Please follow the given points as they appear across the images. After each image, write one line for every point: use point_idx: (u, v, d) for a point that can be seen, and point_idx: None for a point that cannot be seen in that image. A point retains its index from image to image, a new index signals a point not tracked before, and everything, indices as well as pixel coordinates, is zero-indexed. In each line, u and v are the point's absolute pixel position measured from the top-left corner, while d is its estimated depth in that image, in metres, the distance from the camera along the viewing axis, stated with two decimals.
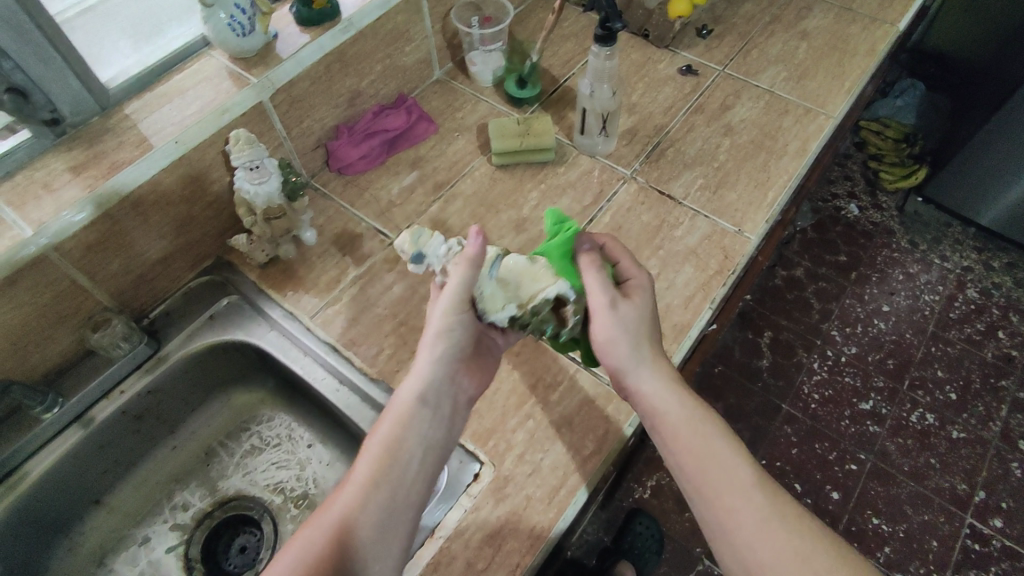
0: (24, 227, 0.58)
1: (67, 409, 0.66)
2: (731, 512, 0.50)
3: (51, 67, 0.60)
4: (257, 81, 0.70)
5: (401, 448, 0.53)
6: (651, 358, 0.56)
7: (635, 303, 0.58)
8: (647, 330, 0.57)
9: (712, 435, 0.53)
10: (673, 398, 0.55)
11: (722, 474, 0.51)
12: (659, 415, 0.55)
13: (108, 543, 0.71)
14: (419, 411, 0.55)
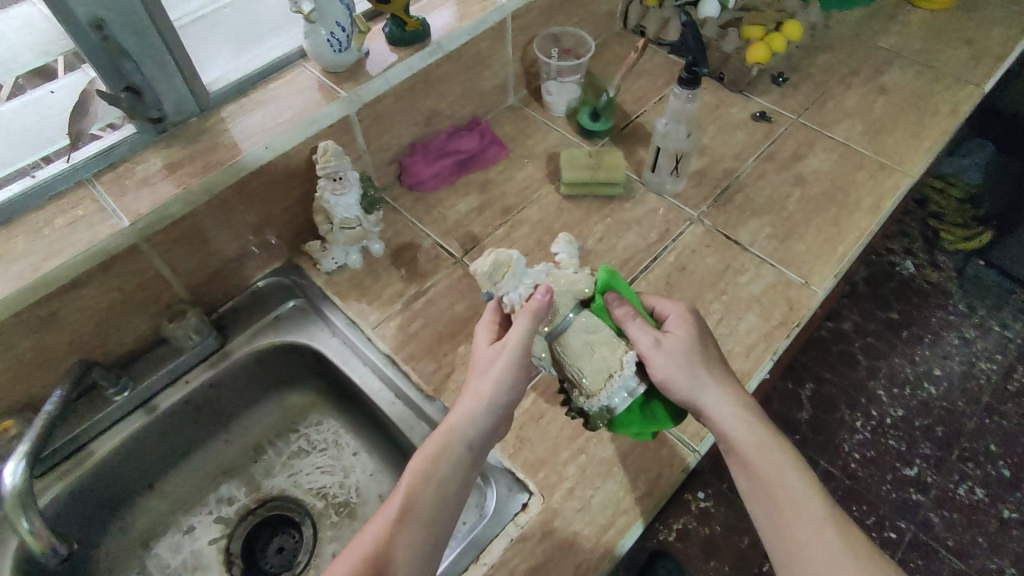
0: (122, 217, 0.61)
1: (136, 394, 0.69)
2: (800, 541, 0.52)
3: (164, 71, 0.64)
4: (347, 95, 0.72)
5: (431, 488, 0.53)
6: (714, 383, 0.58)
7: (677, 337, 0.59)
8: (700, 357, 0.59)
9: (794, 475, 0.55)
10: (772, 454, 0.56)
11: (823, 555, 0.51)
12: (753, 464, 0.55)
13: (155, 528, 0.72)
14: (453, 450, 0.54)
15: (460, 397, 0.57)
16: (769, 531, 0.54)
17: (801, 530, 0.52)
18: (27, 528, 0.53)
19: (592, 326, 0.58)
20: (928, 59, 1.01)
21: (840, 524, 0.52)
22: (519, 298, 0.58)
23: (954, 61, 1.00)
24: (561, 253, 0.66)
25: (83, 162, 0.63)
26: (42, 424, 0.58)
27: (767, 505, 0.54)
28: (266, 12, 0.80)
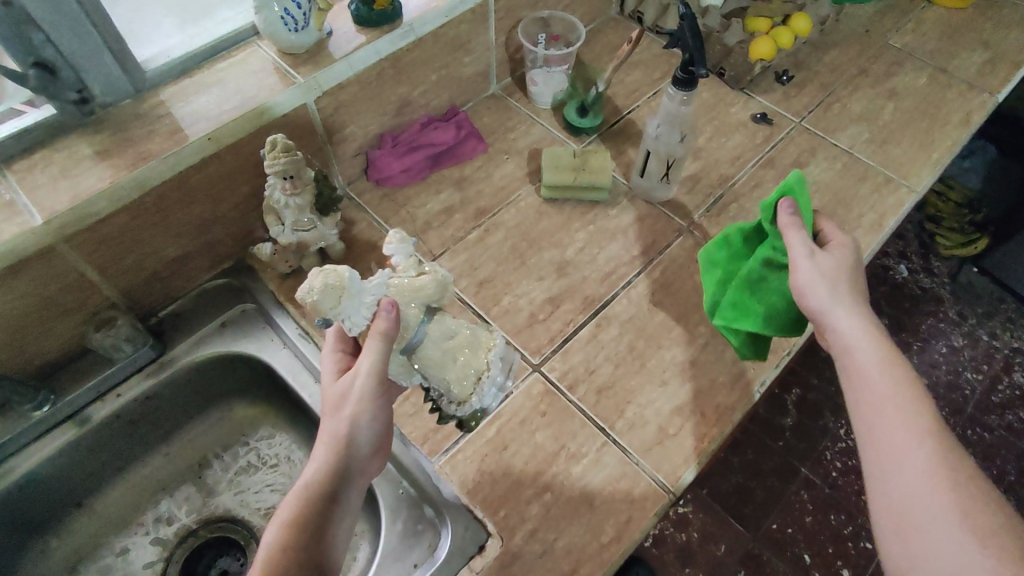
0: (35, 214, 0.54)
1: (60, 408, 0.62)
2: (896, 451, 0.46)
3: (87, 45, 0.56)
4: (304, 81, 0.64)
5: (293, 557, 0.43)
6: (857, 305, 0.53)
7: (834, 257, 0.56)
8: (851, 281, 0.55)
9: (905, 390, 0.48)
10: (902, 408, 0.47)
11: (918, 467, 0.45)
12: (864, 380, 0.50)
13: (84, 550, 0.67)
14: (315, 507, 0.45)
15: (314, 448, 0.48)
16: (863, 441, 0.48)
17: (895, 438, 0.46)
18: None
19: (448, 331, 0.51)
20: (941, 62, 0.94)
21: (941, 440, 0.46)
22: (362, 321, 0.48)
23: (969, 65, 0.93)
24: (394, 254, 0.52)
25: None
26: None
27: (870, 440, 0.48)
28: None
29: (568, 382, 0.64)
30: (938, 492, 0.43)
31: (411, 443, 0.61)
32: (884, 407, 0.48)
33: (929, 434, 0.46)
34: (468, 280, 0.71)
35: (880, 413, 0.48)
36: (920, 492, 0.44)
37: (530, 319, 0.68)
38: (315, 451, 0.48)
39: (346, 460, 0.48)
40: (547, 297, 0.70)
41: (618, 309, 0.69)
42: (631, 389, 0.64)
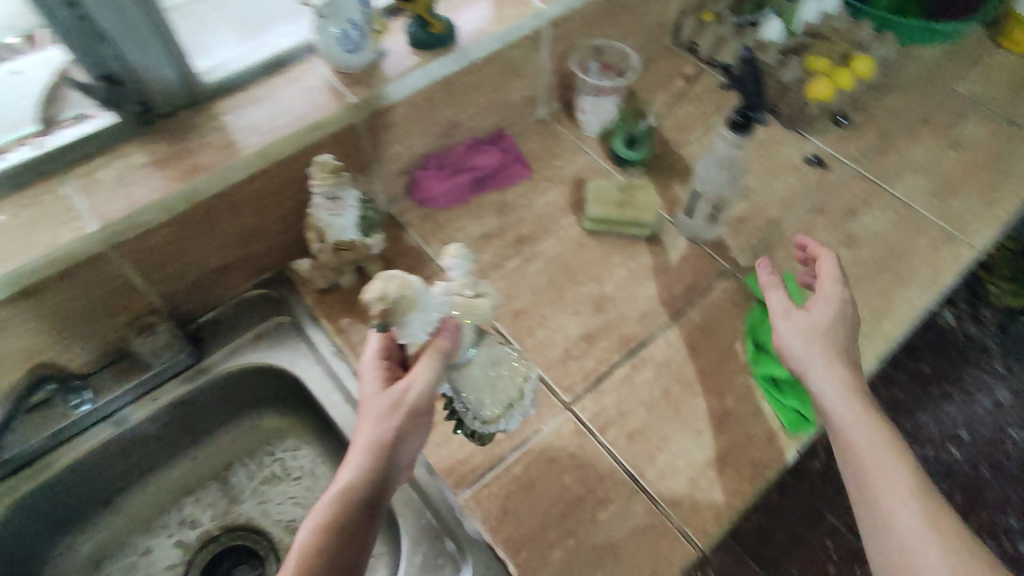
0: (90, 221, 0.55)
1: (97, 409, 0.64)
2: (889, 512, 0.49)
3: (152, 59, 0.57)
4: (356, 101, 0.65)
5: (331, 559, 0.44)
6: (834, 364, 0.57)
7: (816, 312, 0.60)
8: (829, 338, 0.59)
9: (890, 449, 0.52)
10: (903, 482, 0.50)
11: (908, 527, 0.48)
12: (851, 443, 0.53)
13: (110, 547, 0.68)
14: (354, 512, 0.46)
15: (354, 451, 0.49)
16: (858, 502, 0.52)
17: (888, 495, 0.50)
18: None
19: (494, 357, 0.52)
20: (1009, 113, 0.90)
21: (926, 497, 0.50)
22: (424, 336, 0.46)
23: None
24: (453, 267, 0.49)
25: (53, 151, 0.57)
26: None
27: (863, 499, 0.51)
28: None
29: (598, 423, 0.63)
30: (933, 551, 0.47)
31: (437, 473, 0.60)
32: (887, 483, 0.50)
33: (915, 495, 0.50)
34: (503, 309, 0.70)
35: (884, 489, 0.50)
36: (914, 553, 0.47)
37: (563, 355, 0.67)
38: (356, 454, 0.49)
39: (382, 467, 0.48)
40: (582, 333, 0.69)
41: (654, 351, 0.68)
42: (663, 436, 0.63)
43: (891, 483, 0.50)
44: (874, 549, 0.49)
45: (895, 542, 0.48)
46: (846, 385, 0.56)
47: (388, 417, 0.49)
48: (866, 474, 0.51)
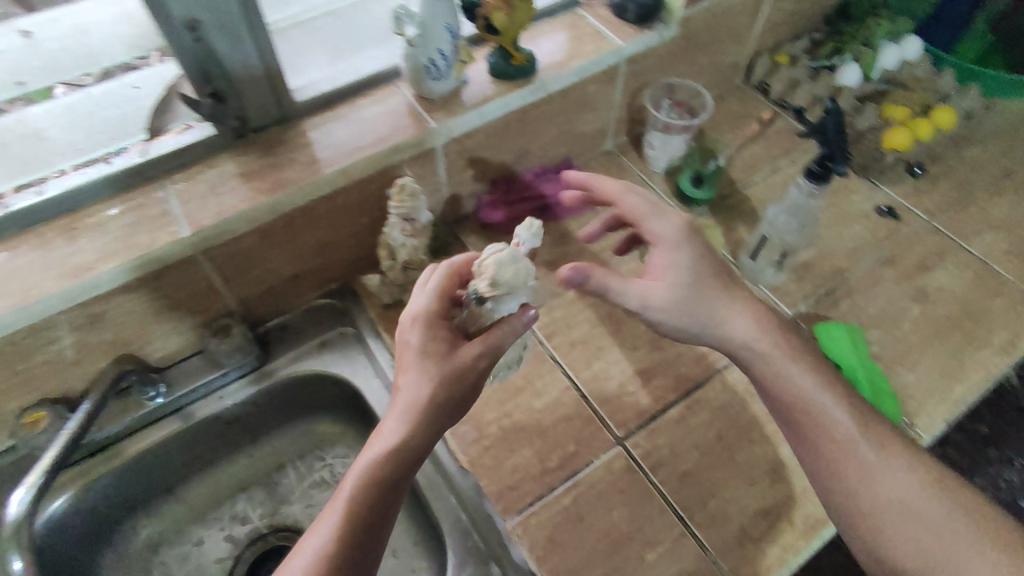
0: (184, 226, 0.58)
1: (170, 402, 0.68)
2: (847, 497, 0.55)
3: (254, 79, 0.61)
4: (437, 127, 0.67)
5: (377, 505, 0.48)
6: (729, 302, 0.60)
7: (658, 283, 0.60)
8: (709, 281, 0.60)
9: (841, 432, 0.57)
10: (848, 424, 0.57)
11: (864, 510, 0.55)
12: (805, 436, 0.58)
13: (167, 533, 0.71)
14: (398, 463, 0.49)
15: (403, 405, 0.51)
16: (820, 488, 0.57)
17: (849, 484, 0.55)
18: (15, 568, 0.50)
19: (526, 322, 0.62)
20: None
21: (876, 475, 0.55)
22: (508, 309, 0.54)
23: None
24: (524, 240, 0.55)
25: (156, 159, 0.61)
26: (67, 439, 0.55)
27: (827, 487, 0.57)
28: (370, 18, 0.75)
29: (650, 462, 0.63)
30: (881, 528, 0.54)
31: (486, 497, 0.61)
32: (838, 433, 0.56)
33: (866, 479, 0.55)
34: (561, 338, 0.71)
35: (844, 482, 0.56)
36: (870, 531, 0.54)
37: (618, 390, 0.68)
38: (404, 410, 0.50)
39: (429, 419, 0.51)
40: (639, 370, 0.69)
41: (710, 394, 0.68)
42: (716, 482, 0.62)
43: (839, 436, 0.56)
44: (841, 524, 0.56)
45: (862, 530, 0.55)
46: (751, 336, 0.60)
47: (441, 381, 0.51)
48: (816, 434, 0.57)
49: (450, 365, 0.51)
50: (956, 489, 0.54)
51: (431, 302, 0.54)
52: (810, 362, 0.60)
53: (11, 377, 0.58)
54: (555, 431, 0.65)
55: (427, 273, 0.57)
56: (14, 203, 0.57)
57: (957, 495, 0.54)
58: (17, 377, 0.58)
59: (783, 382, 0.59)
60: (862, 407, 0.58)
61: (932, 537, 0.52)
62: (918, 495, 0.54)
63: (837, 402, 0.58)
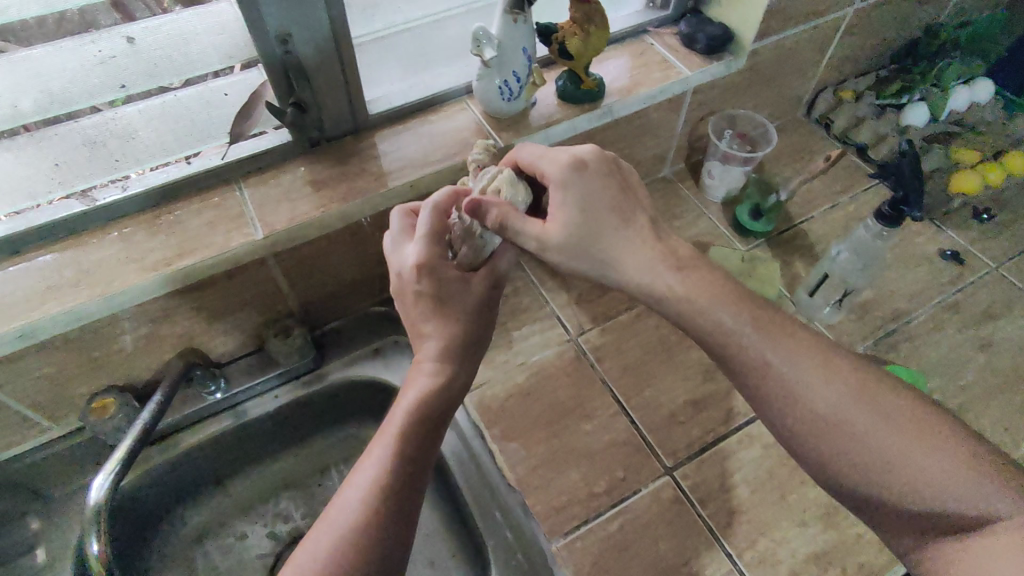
0: (258, 229, 0.60)
1: (227, 397, 0.69)
2: (819, 448, 0.49)
3: (334, 90, 0.63)
4: (504, 146, 0.68)
5: (423, 438, 0.51)
6: (625, 240, 0.54)
7: (551, 224, 0.54)
8: (596, 218, 0.53)
9: (793, 368, 0.50)
10: (754, 332, 0.51)
11: (838, 459, 0.48)
12: (761, 390, 0.51)
13: (212, 525, 0.73)
14: (443, 391, 0.53)
15: (439, 344, 0.55)
16: (790, 440, 0.50)
17: (813, 433, 0.48)
18: (97, 555, 0.51)
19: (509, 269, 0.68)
20: None
21: (843, 418, 0.48)
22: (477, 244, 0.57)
23: None
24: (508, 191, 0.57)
25: (235, 161, 0.63)
26: (140, 429, 0.57)
27: (792, 436, 0.50)
28: (447, 26, 0.71)
29: (698, 494, 0.63)
30: (863, 471, 0.47)
31: (533, 516, 0.61)
32: (749, 352, 0.50)
33: (833, 422, 0.48)
34: (612, 362, 0.71)
35: (805, 429, 0.49)
36: (846, 476, 0.48)
37: (669, 419, 0.67)
38: (439, 349, 0.55)
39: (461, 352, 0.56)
40: (690, 400, 0.69)
41: (763, 430, 0.67)
42: (765, 520, 0.61)
43: (751, 354, 0.51)
44: (822, 477, 0.50)
45: (836, 473, 0.48)
46: (653, 270, 0.53)
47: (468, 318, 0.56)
48: (740, 357, 0.51)
49: (473, 301, 0.57)
50: (875, 384, 0.49)
51: (428, 248, 0.55)
52: (716, 284, 0.53)
53: (85, 363, 0.60)
54: (604, 455, 0.65)
55: (404, 219, 0.58)
56: (102, 197, 0.60)
57: (853, 385, 0.49)
58: (90, 362, 0.60)
59: (697, 313, 0.52)
60: (732, 298, 0.52)
61: (870, 443, 0.47)
62: (832, 399, 0.49)
63: (731, 307, 0.52)
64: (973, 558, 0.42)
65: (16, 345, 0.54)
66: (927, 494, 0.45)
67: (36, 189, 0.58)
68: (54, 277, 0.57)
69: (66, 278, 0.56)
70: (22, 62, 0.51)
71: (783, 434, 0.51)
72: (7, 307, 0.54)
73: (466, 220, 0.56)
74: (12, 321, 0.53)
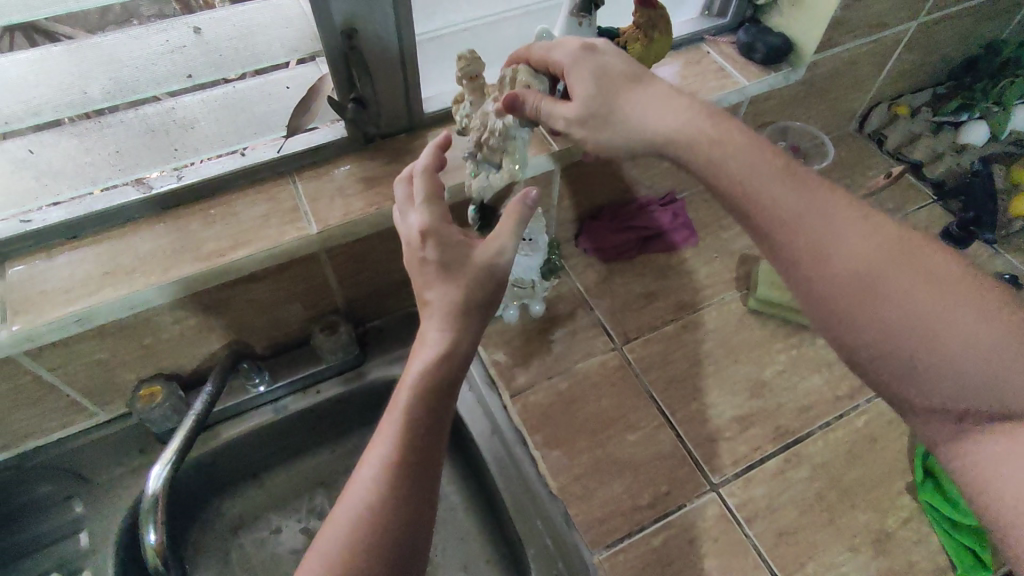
0: (312, 223, 0.60)
1: (270, 392, 0.69)
2: (848, 311, 0.45)
3: (393, 87, 0.62)
4: (559, 150, 0.67)
5: (426, 430, 0.45)
6: (652, 97, 0.52)
7: (576, 95, 0.53)
8: (618, 83, 0.52)
9: (818, 219, 0.46)
10: (786, 193, 0.47)
11: (867, 321, 0.45)
12: (783, 242, 0.47)
13: (247, 517, 0.73)
14: (446, 373, 0.46)
15: (440, 314, 0.46)
16: (814, 307, 0.47)
17: (840, 290, 0.45)
18: (153, 544, 0.51)
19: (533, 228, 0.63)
20: None
21: (875, 272, 0.44)
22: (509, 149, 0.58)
23: None
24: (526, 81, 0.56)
25: (289, 156, 0.63)
26: (190, 429, 0.57)
27: (818, 298, 0.46)
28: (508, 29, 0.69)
29: (745, 513, 0.61)
30: (893, 332, 0.44)
31: (575, 527, 0.61)
32: (779, 210, 0.47)
33: (862, 275, 0.44)
34: (657, 373, 0.70)
35: (830, 287, 0.45)
36: (876, 342, 0.45)
37: (715, 434, 0.66)
38: (440, 321, 0.46)
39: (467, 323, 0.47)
40: (736, 416, 0.68)
41: (811, 451, 0.65)
42: (815, 543, 0.60)
43: (783, 219, 0.46)
44: (849, 345, 0.46)
45: (865, 340, 0.45)
46: (682, 120, 0.50)
47: (474, 285, 0.47)
48: (760, 210, 0.47)
49: (480, 267, 0.47)
50: (914, 244, 0.45)
51: (432, 211, 0.49)
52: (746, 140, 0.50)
53: (137, 349, 0.60)
54: (648, 468, 0.64)
55: (403, 188, 0.52)
56: (157, 185, 0.60)
57: (893, 248, 0.45)
58: (141, 349, 0.60)
59: (723, 161, 0.49)
60: (768, 163, 0.48)
61: (912, 311, 0.43)
62: (869, 261, 0.45)
63: (765, 176, 0.47)
64: (1008, 457, 0.43)
65: (74, 329, 0.55)
66: (971, 370, 0.43)
67: (96, 175, 0.58)
68: (112, 263, 0.57)
69: (123, 265, 0.56)
70: (90, 49, 0.52)
71: (807, 299, 0.47)
72: (67, 291, 0.55)
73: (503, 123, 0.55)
74: (72, 305, 0.54)
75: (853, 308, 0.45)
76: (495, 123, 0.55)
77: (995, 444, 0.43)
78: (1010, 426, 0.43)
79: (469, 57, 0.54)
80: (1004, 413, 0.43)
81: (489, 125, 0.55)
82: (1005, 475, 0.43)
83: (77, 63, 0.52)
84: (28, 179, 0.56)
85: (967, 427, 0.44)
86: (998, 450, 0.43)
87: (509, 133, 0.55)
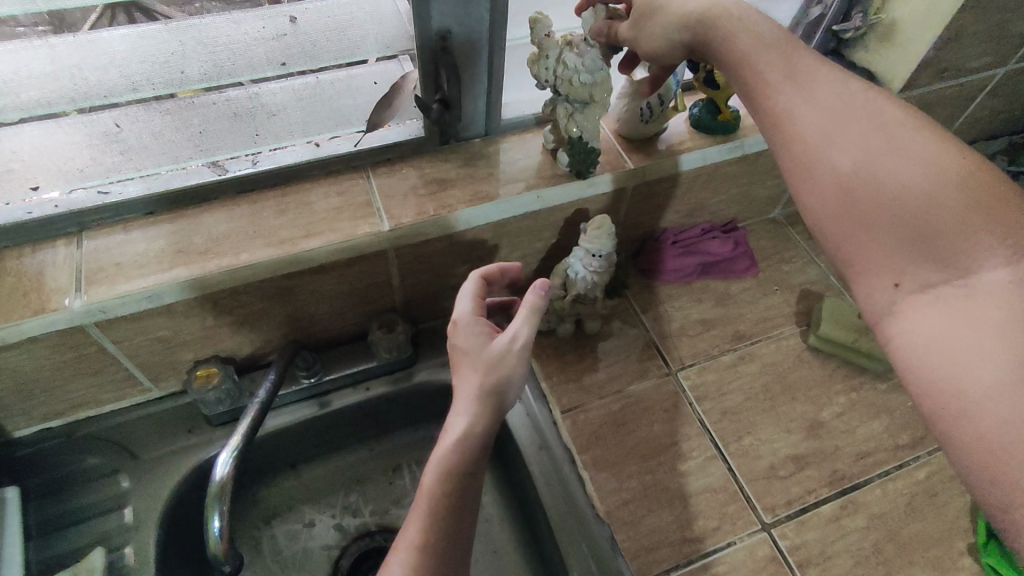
0: (384, 220, 0.60)
1: (318, 386, 0.69)
2: (805, 162, 0.46)
3: (476, 93, 0.62)
4: (634, 168, 0.67)
5: (453, 508, 0.44)
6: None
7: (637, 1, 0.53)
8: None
9: (794, 78, 0.47)
10: (771, 56, 0.48)
11: (822, 171, 0.45)
12: (758, 98, 0.48)
13: (281, 508, 0.72)
14: (474, 456, 0.45)
15: (465, 398, 0.46)
16: (778, 158, 0.48)
17: (799, 142, 0.46)
18: (216, 530, 0.50)
19: (596, 229, 0.60)
20: None
21: (839, 125, 0.45)
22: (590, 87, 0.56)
23: None
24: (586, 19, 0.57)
25: (366, 150, 0.63)
26: (254, 417, 0.57)
27: (787, 147, 0.47)
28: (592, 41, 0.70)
29: (798, 557, 0.59)
30: (841, 181, 0.44)
31: (622, 553, 0.59)
32: (762, 68, 0.48)
33: (827, 127, 0.45)
34: (712, 403, 0.69)
35: (799, 140, 0.46)
36: (827, 190, 0.44)
37: (769, 471, 0.64)
38: (467, 403, 0.46)
39: (494, 406, 0.46)
40: (792, 455, 0.66)
41: (868, 499, 0.63)
42: None
43: (762, 77, 0.48)
44: (804, 197, 0.46)
45: (816, 191, 0.45)
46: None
47: (492, 370, 0.46)
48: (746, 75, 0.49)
49: (494, 355, 0.46)
50: (887, 104, 0.45)
51: (468, 305, 0.51)
52: (772, 31, 0.49)
53: (198, 330, 0.60)
54: (698, 500, 0.62)
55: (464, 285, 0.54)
56: (232, 169, 0.61)
57: (858, 103, 0.45)
58: (202, 330, 0.60)
59: (726, 39, 0.50)
60: (771, 37, 0.49)
61: (869, 163, 0.43)
62: (831, 114, 0.45)
63: (760, 41, 0.49)
64: (930, 313, 0.40)
65: (143, 306, 0.54)
66: (918, 226, 0.41)
67: (179, 154, 0.58)
68: (185, 242, 0.56)
69: (196, 245, 0.56)
70: (190, 28, 0.51)
71: (775, 150, 0.48)
72: (140, 266, 0.54)
73: (583, 59, 0.54)
74: (144, 281, 0.54)
75: (810, 162, 0.45)
76: (576, 59, 0.54)
77: (923, 302, 0.41)
78: (943, 286, 0.40)
79: (543, 17, 0.54)
80: (936, 267, 0.40)
81: (571, 63, 0.54)
82: (925, 335, 0.40)
83: (178, 41, 0.51)
84: (112, 152, 0.56)
85: (902, 287, 0.42)
86: (922, 306, 0.41)
87: (592, 65, 0.55)
